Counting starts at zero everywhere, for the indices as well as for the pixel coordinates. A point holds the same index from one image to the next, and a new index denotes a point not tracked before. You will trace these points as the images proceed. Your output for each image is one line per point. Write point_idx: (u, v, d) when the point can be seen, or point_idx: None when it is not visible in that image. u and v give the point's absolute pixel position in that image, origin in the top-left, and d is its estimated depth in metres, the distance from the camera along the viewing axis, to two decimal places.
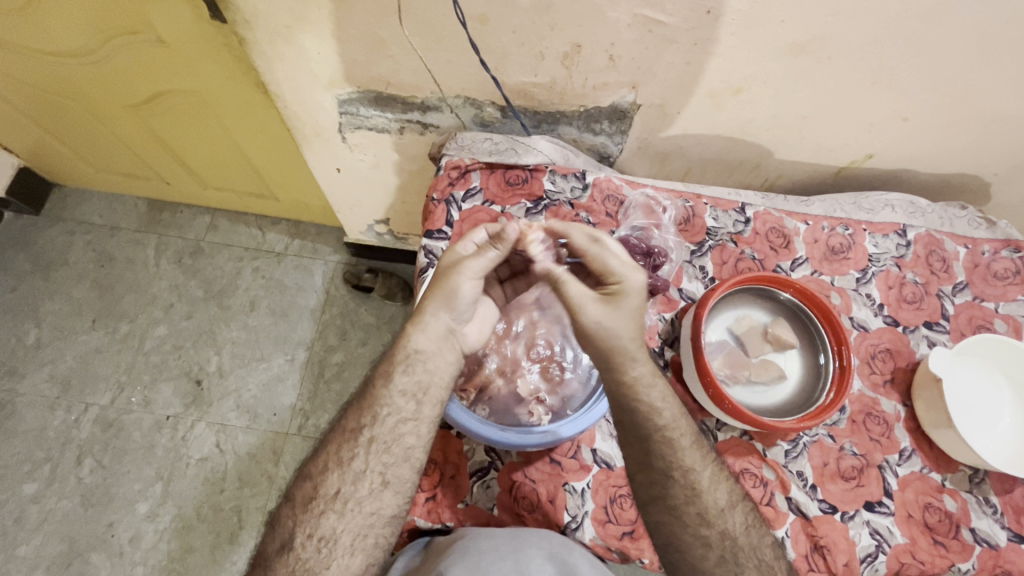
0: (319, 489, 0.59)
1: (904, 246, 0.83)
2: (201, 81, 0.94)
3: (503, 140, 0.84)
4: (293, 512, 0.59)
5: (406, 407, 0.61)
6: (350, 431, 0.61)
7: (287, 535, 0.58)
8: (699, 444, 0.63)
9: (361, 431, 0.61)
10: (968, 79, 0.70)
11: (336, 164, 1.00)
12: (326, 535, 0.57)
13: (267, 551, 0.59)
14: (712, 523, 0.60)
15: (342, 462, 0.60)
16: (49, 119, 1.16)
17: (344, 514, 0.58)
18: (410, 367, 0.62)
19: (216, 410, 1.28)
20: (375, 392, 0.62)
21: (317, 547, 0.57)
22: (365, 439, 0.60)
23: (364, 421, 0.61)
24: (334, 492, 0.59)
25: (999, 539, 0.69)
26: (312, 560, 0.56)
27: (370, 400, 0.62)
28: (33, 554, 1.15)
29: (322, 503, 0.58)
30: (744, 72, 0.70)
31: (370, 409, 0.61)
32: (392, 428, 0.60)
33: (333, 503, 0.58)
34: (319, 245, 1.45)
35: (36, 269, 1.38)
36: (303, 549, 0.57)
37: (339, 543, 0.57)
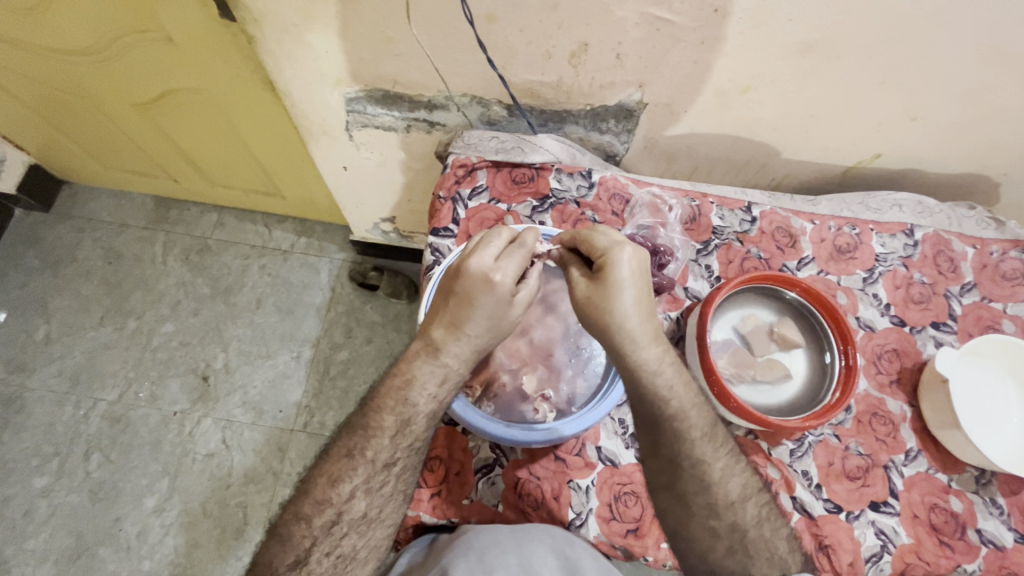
0: (343, 514, 0.59)
1: (911, 246, 0.83)
2: (209, 79, 0.95)
3: (509, 139, 0.84)
4: (310, 531, 0.59)
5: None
6: (384, 463, 0.60)
7: (302, 552, 0.58)
8: (713, 435, 0.62)
9: (395, 463, 0.61)
10: (976, 79, 0.70)
11: (342, 163, 1.01)
12: (345, 553, 0.59)
13: (275, 563, 0.58)
14: (720, 514, 0.60)
15: (371, 489, 0.60)
16: (59, 117, 1.17)
17: (365, 533, 0.60)
18: (437, 370, 0.60)
19: (222, 406, 1.29)
20: (415, 429, 0.61)
21: (335, 563, 0.58)
22: (399, 468, 0.61)
23: (398, 454, 0.61)
24: (359, 515, 0.60)
25: (1006, 541, 0.69)
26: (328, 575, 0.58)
27: (407, 431, 0.60)
28: (42, 547, 1.16)
29: (345, 526, 0.59)
30: (752, 71, 0.70)
31: (404, 442, 0.61)
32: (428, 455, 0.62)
33: (358, 525, 0.60)
34: (325, 243, 1.46)
35: (46, 266, 1.40)
36: (319, 565, 0.58)
37: (358, 557, 0.60)
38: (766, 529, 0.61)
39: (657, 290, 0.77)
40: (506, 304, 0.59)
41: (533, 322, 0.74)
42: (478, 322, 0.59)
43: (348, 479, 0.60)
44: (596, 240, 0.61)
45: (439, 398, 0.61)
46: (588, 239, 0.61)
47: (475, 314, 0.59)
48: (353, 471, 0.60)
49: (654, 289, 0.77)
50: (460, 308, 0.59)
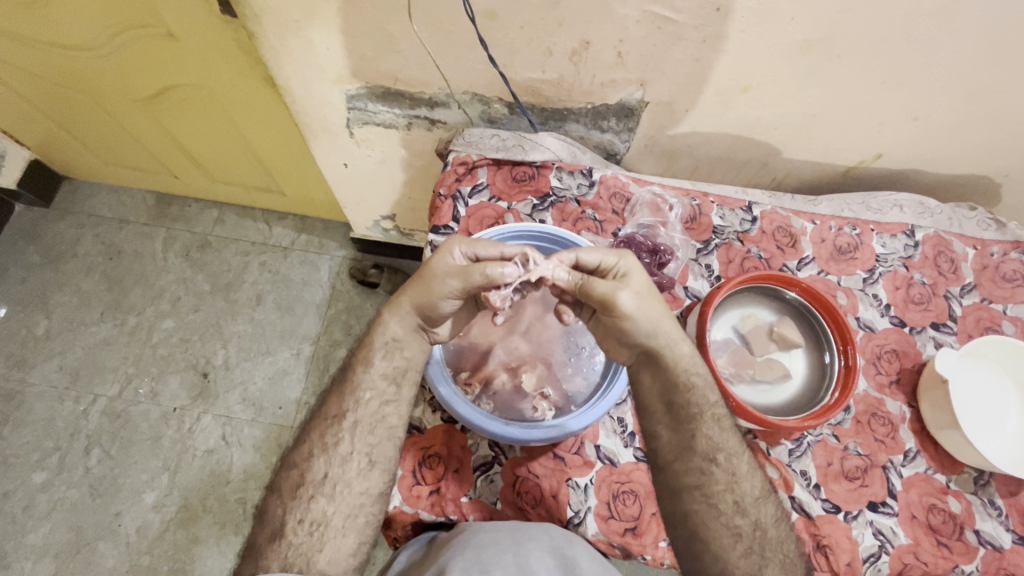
0: (307, 476, 0.60)
1: (912, 247, 0.83)
2: (211, 75, 0.95)
3: (510, 137, 0.84)
4: (282, 501, 0.60)
5: (388, 390, 0.64)
6: (332, 417, 0.62)
7: (278, 525, 0.59)
8: (715, 433, 0.62)
9: (344, 416, 0.62)
10: (979, 79, 0.69)
11: (343, 160, 1.01)
12: (318, 518, 0.59)
13: (258, 540, 0.59)
14: (747, 513, 0.60)
15: (327, 446, 0.61)
16: (60, 112, 1.17)
17: (334, 496, 0.60)
18: (382, 335, 0.64)
19: (222, 402, 1.29)
20: (356, 378, 0.64)
21: (309, 531, 0.58)
22: (349, 422, 0.62)
23: (345, 406, 0.63)
24: (321, 476, 0.60)
25: (1004, 542, 0.69)
26: (305, 544, 0.57)
27: (351, 386, 0.64)
28: (42, 542, 1.17)
29: (311, 489, 0.60)
30: (754, 70, 0.69)
31: (349, 397, 0.63)
32: (377, 410, 0.63)
33: (322, 487, 0.60)
34: (325, 240, 1.46)
35: (46, 261, 1.40)
36: (295, 535, 0.58)
37: (331, 525, 0.59)
38: (772, 528, 0.61)
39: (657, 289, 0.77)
40: (444, 281, 0.61)
41: (533, 320, 0.74)
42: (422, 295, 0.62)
43: (307, 440, 0.62)
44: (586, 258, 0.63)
45: (376, 351, 0.64)
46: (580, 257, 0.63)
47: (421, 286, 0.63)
48: (312, 434, 0.63)
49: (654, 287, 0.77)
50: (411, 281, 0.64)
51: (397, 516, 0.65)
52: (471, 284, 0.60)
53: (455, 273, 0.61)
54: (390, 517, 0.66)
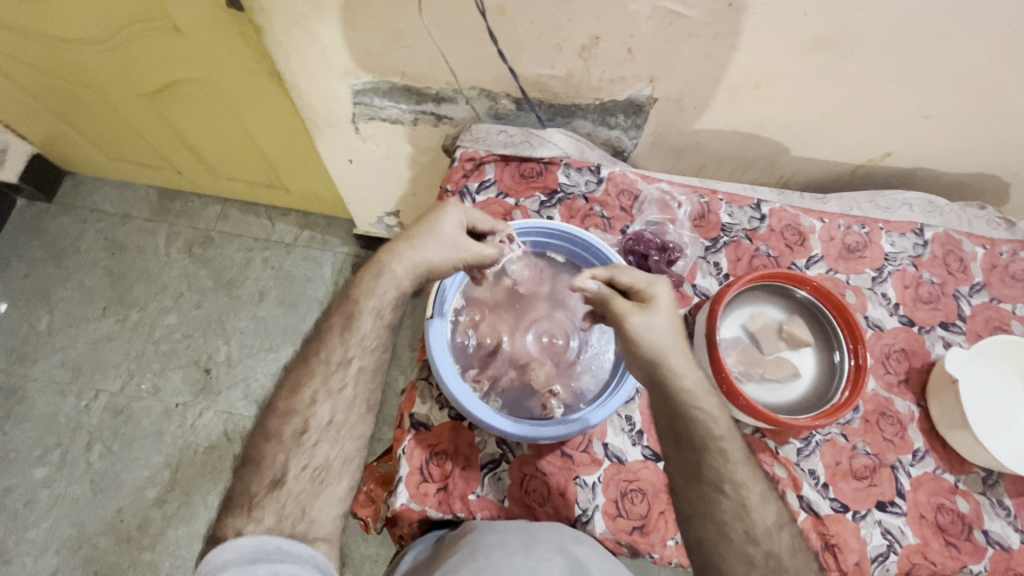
0: (309, 422, 0.61)
1: (921, 246, 0.82)
2: (216, 70, 0.94)
3: (517, 132, 0.83)
4: (281, 448, 0.60)
5: (390, 338, 0.65)
6: (337, 363, 0.63)
7: (278, 472, 0.59)
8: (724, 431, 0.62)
9: (349, 362, 0.63)
10: (991, 77, 0.69)
11: (348, 155, 1.00)
12: (319, 464, 0.60)
13: (252, 490, 0.59)
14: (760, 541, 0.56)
15: (331, 392, 0.62)
16: (63, 106, 1.17)
17: (337, 442, 0.61)
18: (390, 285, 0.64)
19: (224, 399, 1.29)
20: (362, 327, 0.64)
21: (311, 478, 0.60)
22: (354, 369, 0.63)
23: (351, 352, 0.63)
24: (326, 422, 0.61)
25: (1012, 542, 0.69)
26: (305, 492, 0.59)
27: (354, 330, 0.64)
28: (43, 537, 1.16)
29: (314, 435, 0.61)
30: (765, 67, 0.69)
31: (354, 341, 0.63)
32: (381, 358, 0.64)
33: (326, 433, 0.61)
34: (329, 237, 1.46)
35: (49, 256, 1.39)
36: (295, 482, 0.59)
37: (332, 470, 0.61)
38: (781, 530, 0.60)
39: None
40: (453, 245, 0.65)
41: (541, 317, 0.74)
42: (430, 248, 0.65)
43: (308, 386, 0.62)
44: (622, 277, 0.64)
45: (386, 301, 0.64)
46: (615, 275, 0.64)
47: (433, 237, 0.65)
48: (313, 379, 0.63)
49: None
50: (423, 223, 0.66)
51: (403, 513, 0.65)
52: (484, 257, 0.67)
53: (468, 243, 0.66)
54: (395, 514, 0.65)
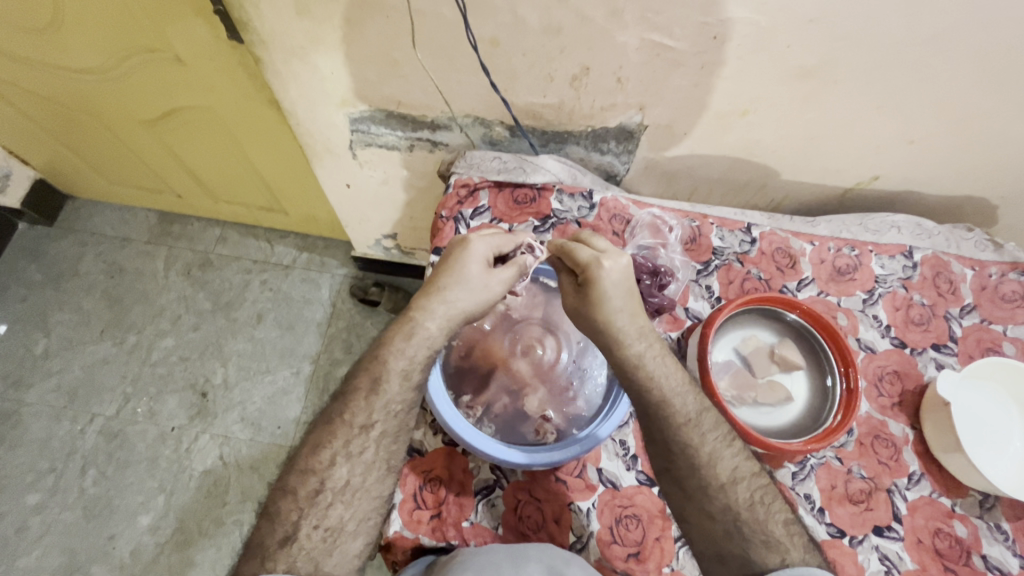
0: (326, 482, 0.60)
1: (910, 268, 0.83)
2: (216, 98, 0.97)
3: (511, 159, 0.85)
4: (297, 505, 0.60)
5: (415, 399, 0.64)
6: (360, 426, 0.62)
7: (291, 527, 0.59)
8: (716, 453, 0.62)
9: (371, 426, 0.62)
10: (971, 103, 0.71)
11: (346, 180, 1.02)
12: (330, 524, 0.60)
13: (266, 541, 0.58)
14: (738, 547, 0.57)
15: (351, 455, 0.62)
16: (66, 133, 1.19)
17: (350, 504, 0.61)
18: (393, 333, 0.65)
19: (220, 422, 1.28)
20: (361, 400, 0.63)
21: (323, 537, 0.59)
22: (376, 433, 0.63)
23: (375, 417, 0.62)
24: (343, 483, 0.61)
25: (1011, 567, 0.68)
26: (317, 550, 0.58)
27: (383, 394, 0.63)
28: (34, 565, 1.15)
29: (329, 496, 0.60)
30: (750, 95, 0.71)
31: (379, 406, 0.63)
32: (403, 420, 0.64)
33: (342, 495, 0.61)
34: (327, 259, 1.47)
35: (48, 279, 1.40)
36: (308, 540, 0.58)
37: (345, 530, 0.60)
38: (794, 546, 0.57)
39: (659, 311, 0.77)
40: (484, 283, 0.66)
41: (534, 341, 0.75)
42: (461, 292, 0.65)
43: (329, 446, 0.61)
44: (579, 250, 0.65)
45: (416, 362, 0.64)
46: (571, 250, 0.65)
47: (461, 286, 0.65)
48: (335, 438, 0.62)
49: (656, 309, 0.76)
50: (446, 275, 0.66)
51: (397, 542, 0.64)
52: (516, 274, 0.68)
53: (499, 276, 0.66)
54: (388, 542, 0.64)
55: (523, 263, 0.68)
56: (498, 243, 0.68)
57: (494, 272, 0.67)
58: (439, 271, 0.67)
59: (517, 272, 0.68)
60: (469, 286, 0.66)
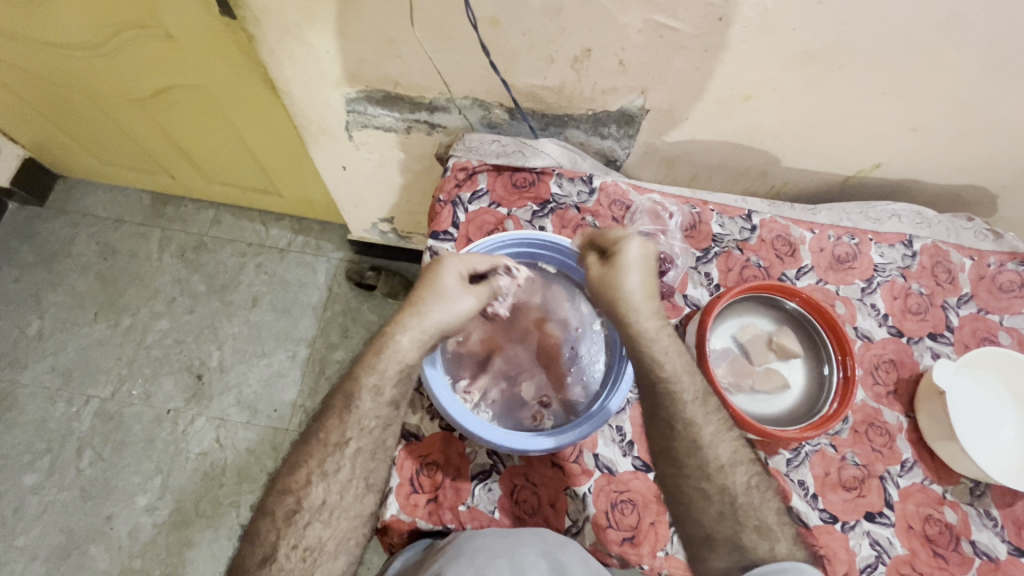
0: (303, 502, 0.60)
1: (910, 257, 0.83)
2: (208, 76, 0.94)
3: (510, 142, 0.83)
4: (275, 526, 0.59)
5: (391, 415, 0.63)
6: (333, 444, 0.61)
7: (269, 550, 0.58)
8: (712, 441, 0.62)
9: (346, 444, 0.61)
10: (977, 91, 0.70)
11: (342, 163, 1.00)
12: (309, 544, 0.58)
13: (264, 523, 0.59)
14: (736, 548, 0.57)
15: (326, 473, 0.60)
16: (55, 111, 1.16)
17: (329, 523, 0.59)
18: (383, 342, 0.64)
19: (216, 405, 1.28)
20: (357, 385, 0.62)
21: (302, 557, 0.58)
22: (351, 450, 0.61)
23: (348, 434, 0.61)
24: (319, 503, 0.60)
25: (999, 553, 0.69)
26: (296, 570, 0.57)
27: (356, 410, 0.62)
28: (31, 545, 1.15)
29: (306, 515, 0.59)
30: (754, 79, 0.70)
31: (352, 423, 0.62)
32: (379, 437, 0.63)
33: (320, 513, 0.59)
34: (323, 242, 1.45)
35: (40, 260, 1.39)
36: (287, 560, 0.57)
37: (325, 551, 0.59)
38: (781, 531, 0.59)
39: None
40: (458, 300, 0.65)
41: (531, 328, 0.75)
42: (437, 308, 0.65)
43: (313, 454, 0.60)
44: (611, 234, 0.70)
45: (387, 377, 0.63)
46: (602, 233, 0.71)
47: (439, 302, 0.65)
48: (308, 459, 0.61)
49: None
50: (425, 292, 0.66)
51: (393, 525, 0.64)
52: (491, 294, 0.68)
53: (474, 293, 0.66)
54: (385, 525, 0.64)
55: (496, 286, 0.68)
56: (476, 261, 0.68)
57: (469, 289, 0.66)
58: (418, 288, 0.67)
59: (491, 292, 0.68)
60: (444, 303, 0.65)
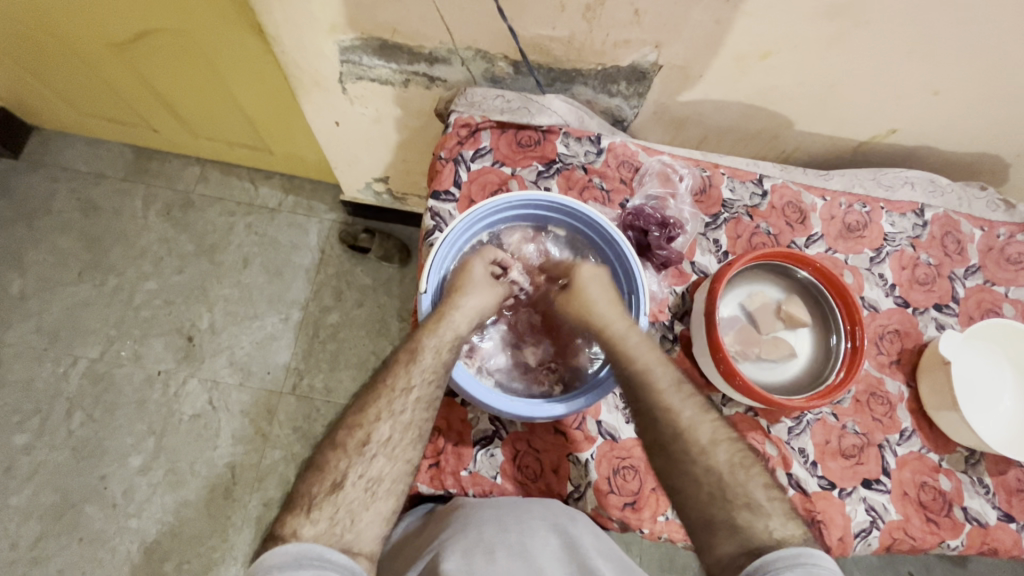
0: (371, 436, 0.57)
1: (920, 226, 0.82)
2: (190, 20, 0.88)
3: (516, 98, 0.78)
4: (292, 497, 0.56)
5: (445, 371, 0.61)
6: (399, 388, 0.59)
7: (338, 476, 0.55)
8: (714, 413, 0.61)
9: (410, 390, 0.59)
10: (1006, 53, 0.67)
11: (335, 118, 0.95)
12: (374, 475, 0.56)
13: None
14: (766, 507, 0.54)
15: (393, 412, 0.58)
16: (25, 56, 1.09)
17: (391, 458, 0.57)
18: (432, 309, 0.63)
19: (209, 366, 1.26)
20: None
21: (365, 487, 0.55)
22: (413, 397, 0.59)
23: (413, 380, 0.59)
24: (386, 439, 0.57)
25: (989, 518, 0.71)
26: (357, 501, 0.54)
27: None
28: (26, 504, 1.15)
29: (373, 448, 0.56)
30: (776, 33, 0.65)
31: (415, 370, 0.60)
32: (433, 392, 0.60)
33: (385, 447, 0.57)
34: (314, 202, 1.41)
35: (18, 216, 1.33)
36: (352, 488, 0.55)
37: (382, 486, 0.56)
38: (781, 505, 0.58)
39: (665, 264, 0.75)
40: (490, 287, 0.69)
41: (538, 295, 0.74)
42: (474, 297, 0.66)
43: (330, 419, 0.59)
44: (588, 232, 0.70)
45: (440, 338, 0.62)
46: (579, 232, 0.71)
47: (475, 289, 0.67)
48: (378, 398, 0.59)
49: (662, 263, 0.75)
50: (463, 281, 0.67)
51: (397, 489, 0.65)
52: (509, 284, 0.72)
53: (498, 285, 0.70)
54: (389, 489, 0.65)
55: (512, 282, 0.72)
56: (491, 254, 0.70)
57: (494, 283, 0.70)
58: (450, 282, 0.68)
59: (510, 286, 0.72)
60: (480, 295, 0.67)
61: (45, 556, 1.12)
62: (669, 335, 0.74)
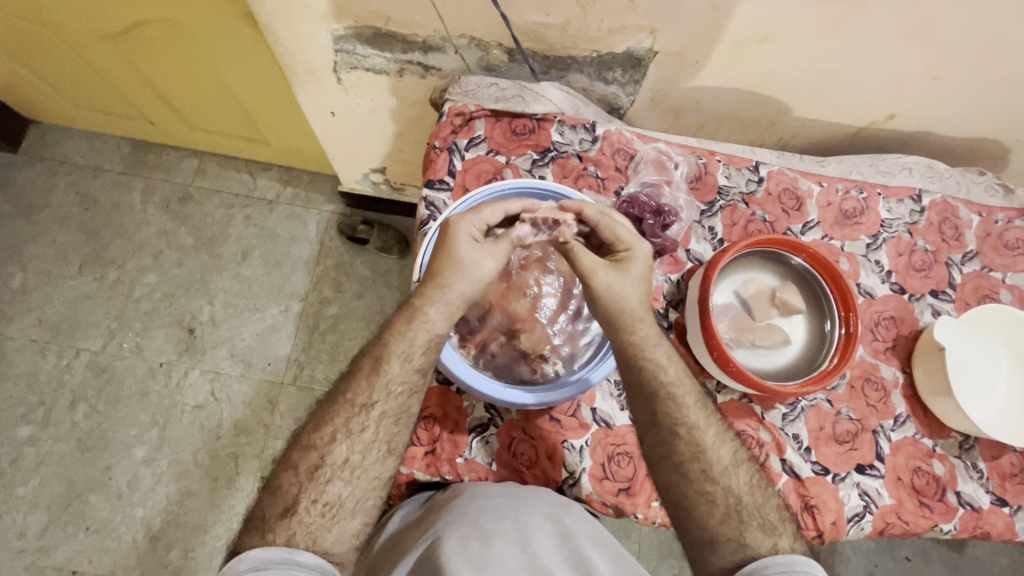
0: (325, 458, 0.57)
1: (918, 213, 0.81)
2: (184, 10, 0.88)
3: (510, 86, 0.78)
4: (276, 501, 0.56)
5: (419, 382, 0.60)
6: (360, 404, 0.58)
7: (290, 501, 0.56)
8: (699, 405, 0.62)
9: (371, 406, 0.59)
10: (1007, 34, 0.66)
11: (330, 108, 0.95)
12: (331, 499, 0.56)
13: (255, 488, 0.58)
14: None
15: (351, 432, 0.58)
16: (20, 49, 1.08)
17: (368, 460, 0.58)
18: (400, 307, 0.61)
19: (209, 358, 1.27)
20: None
21: (321, 512, 0.55)
22: (376, 413, 0.59)
23: (374, 396, 0.59)
24: (342, 460, 0.57)
25: (983, 502, 0.71)
26: (315, 524, 0.55)
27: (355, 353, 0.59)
28: (32, 494, 1.16)
29: (329, 471, 0.57)
30: (774, 17, 0.65)
31: (379, 384, 0.59)
32: (404, 403, 0.60)
33: (341, 470, 0.57)
34: (313, 194, 1.40)
35: (18, 210, 1.33)
36: (306, 514, 0.55)
37: (344, 507, 0.57)
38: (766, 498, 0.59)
39: (660, 252, 0.76)
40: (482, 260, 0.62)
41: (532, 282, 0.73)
42: (462, 282, 0.62)
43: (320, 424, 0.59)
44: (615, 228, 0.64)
45: (415, 345, 0.60)
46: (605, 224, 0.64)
47: (461, 271, 0.62)
48: (356, 403, 0.58)
49: (656, 250, 0.75)
50: (446, 264, 0.62)
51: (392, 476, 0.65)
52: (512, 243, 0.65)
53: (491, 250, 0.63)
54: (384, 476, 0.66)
55: (514, 238, 0.64)
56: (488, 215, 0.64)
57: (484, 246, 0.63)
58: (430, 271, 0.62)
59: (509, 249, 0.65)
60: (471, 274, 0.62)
61: (52, 545, 1.14)
62: (664, 323, 0.74)
